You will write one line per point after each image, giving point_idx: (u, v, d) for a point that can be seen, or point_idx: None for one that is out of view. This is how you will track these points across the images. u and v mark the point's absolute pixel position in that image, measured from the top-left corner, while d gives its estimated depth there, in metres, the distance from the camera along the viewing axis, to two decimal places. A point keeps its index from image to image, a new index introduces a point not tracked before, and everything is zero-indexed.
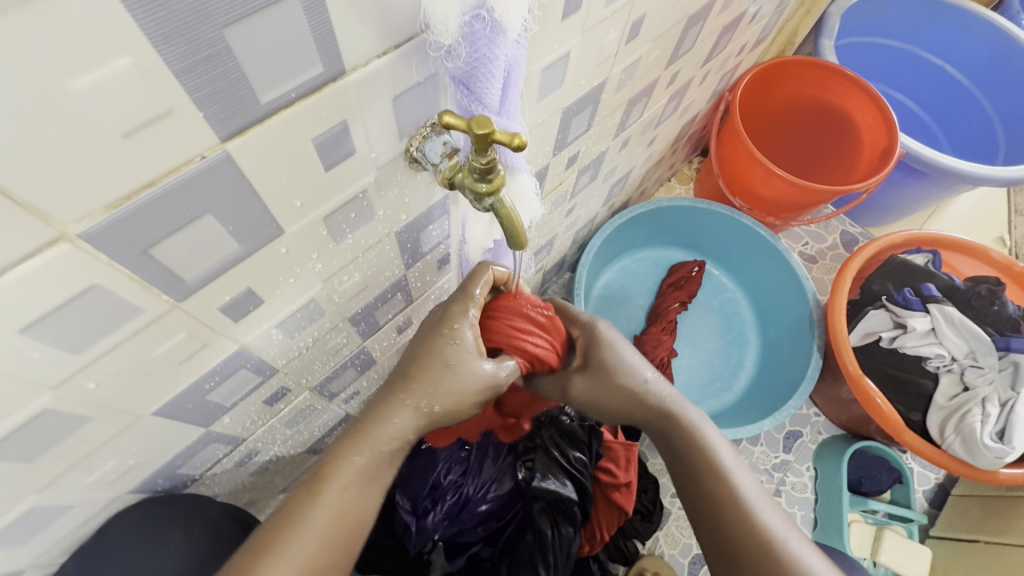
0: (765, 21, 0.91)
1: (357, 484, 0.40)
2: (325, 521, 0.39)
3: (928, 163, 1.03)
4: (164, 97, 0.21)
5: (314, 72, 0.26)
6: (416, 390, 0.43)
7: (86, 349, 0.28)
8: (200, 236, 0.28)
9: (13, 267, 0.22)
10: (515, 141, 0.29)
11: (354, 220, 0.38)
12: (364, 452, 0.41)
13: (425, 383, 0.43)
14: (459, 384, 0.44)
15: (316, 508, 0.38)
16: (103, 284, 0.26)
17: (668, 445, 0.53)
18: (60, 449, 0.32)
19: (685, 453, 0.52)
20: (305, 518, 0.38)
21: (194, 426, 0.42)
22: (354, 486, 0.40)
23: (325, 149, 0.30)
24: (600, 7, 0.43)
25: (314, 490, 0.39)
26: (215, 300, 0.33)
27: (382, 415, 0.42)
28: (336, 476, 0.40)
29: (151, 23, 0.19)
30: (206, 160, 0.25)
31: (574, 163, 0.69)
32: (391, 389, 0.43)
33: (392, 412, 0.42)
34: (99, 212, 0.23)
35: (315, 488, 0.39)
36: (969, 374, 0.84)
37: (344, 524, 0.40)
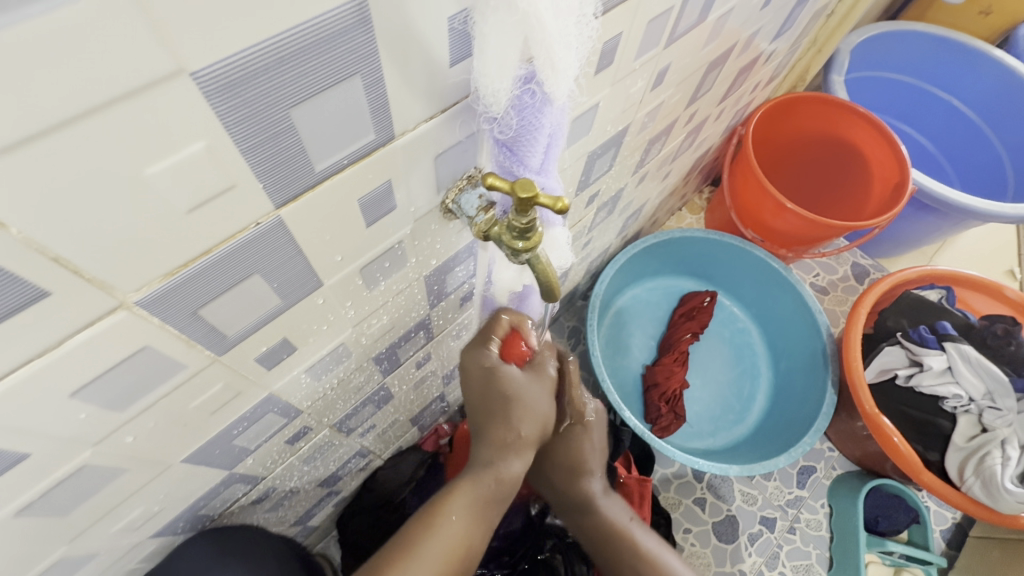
0: (778, 60, 0.93)
1: (468, 517, 0.45)
2: (438, 553, 0.43)
3: (940, 200, 1.04)
4: (230, 173, 0.22)
5: (366, 139, 0.26)
6: (508, 424, 0.46)
7: (128, 407, 0.28)
8: (247, 294, 0.28)
9: (70, 337, 0.22)
10: (558, 205, 0.30)
11: (388, 268, 0.39)
12: (470, 486, 0.46)
13: (515, 415, 0.46)
14: (528, 407, 0.46)
15: (432, 538, 0.43)
16: (154, 345, 0.26)
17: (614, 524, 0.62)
18: (95, 499, 0.32)
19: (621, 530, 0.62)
20: (420, 544, 0.42)
21: (218, 469, 0.42)
22: (463, 521, 0.45)
23: (370, 207, 0.31)
24: (630, 61, 0.44)
25: (430, 523, 0.44)
26: (252, 351, 0.33)
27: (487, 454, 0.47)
28: (446, 508, 0.45)
29: (227, 110, 0.19)
30: (261, 226, 0.25)
31: (594, 201, 0.70)
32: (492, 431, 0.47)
33: (495, 451, 0.47)
34: (156, 280, 0.23)
35: (433, 521, 0.44)
36: (988, 416, 0.83)
37: (452, 559, 0.43)
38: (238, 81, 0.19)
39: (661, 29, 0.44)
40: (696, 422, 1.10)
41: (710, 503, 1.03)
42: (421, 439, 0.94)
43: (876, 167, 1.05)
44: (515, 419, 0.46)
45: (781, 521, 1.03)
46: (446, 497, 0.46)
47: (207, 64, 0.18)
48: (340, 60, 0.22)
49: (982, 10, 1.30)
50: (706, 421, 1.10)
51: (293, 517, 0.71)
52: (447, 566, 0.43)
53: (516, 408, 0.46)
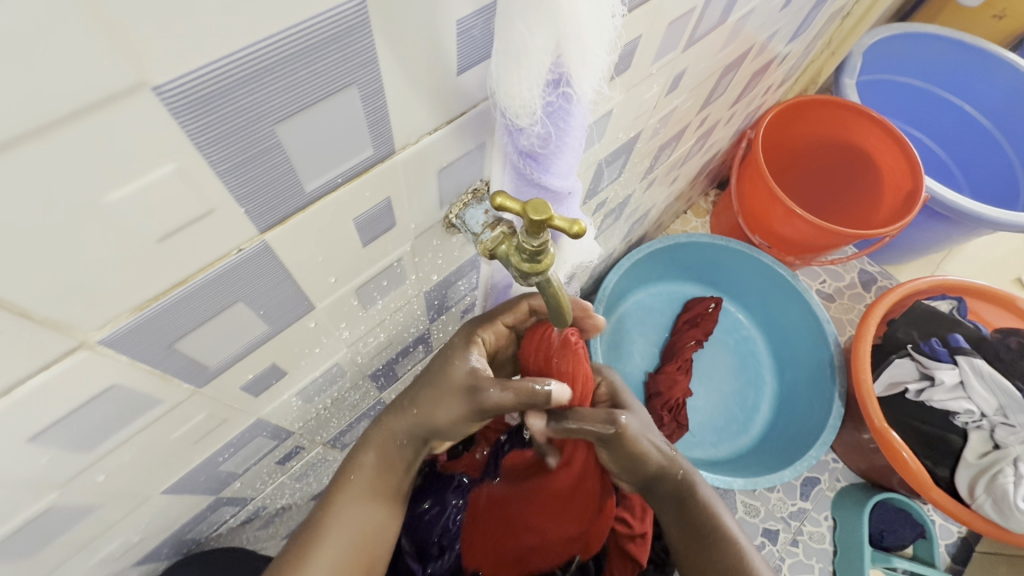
0: (791, 63, 0.90)
1: (367, 495, 0.42)
2: (348, 529, 0.41)
3: (952, 208, 1.01)
4: (205, 199, 0.19)
5: (363, 155, 0.24)
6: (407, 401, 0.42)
7: (98, 446, 0.25)
8: (230, 323, 0.26)
9: (23, 381, 0.19)
10: (575, 228, 0.27)
11: (386, 286, 0.36)
12: (368, 457, 0.42)
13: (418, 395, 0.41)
14: (435, 386, 0.40)
15: (331, 527, 0.40)
16: (124, 382, 0.23)
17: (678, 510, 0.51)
18: (65, 537, 0.30)
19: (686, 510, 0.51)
20: (328, 523, 0.41)
21: (204, 495, 0.40)
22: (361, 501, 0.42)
23: (366, 226, 0.28)
24: (647, 65, 0.41)
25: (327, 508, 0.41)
26: (238, 379, 0.30)
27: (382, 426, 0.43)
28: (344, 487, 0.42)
29: (197, 127, 0.17)
30: (245, 252, 0.23)
31: (601, 208, 0.67)
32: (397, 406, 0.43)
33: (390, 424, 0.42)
34: (124, 315, 0.20)
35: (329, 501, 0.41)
36: (1000, 432, 0.81)
37: (358, 545, 0.41)
38: (214, 95, 0.16)
39: (681, 31, 0.41)
40: (699, 431, 1.08)
41: None
42: None
43: (888, 173, 1.03)
44: (420, 399, 0.41)
45: (783, 534, 1.01)
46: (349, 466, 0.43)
47: (174, 78, 0.15)
48: (333, 68, 0.19)
49: (997, 14, 1.27)
50: (709, 431, 1.08)
51: (285, 531, 0.68)
52: (359, 542, 0.42)
53: (426, 392, 0.41)
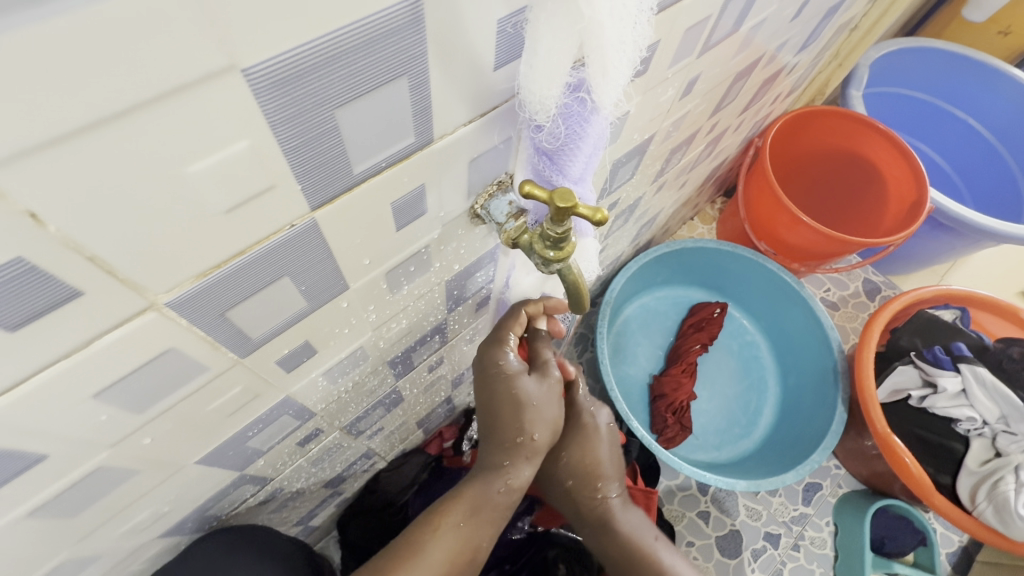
0: (800, 73, 0.92)
1: (470, 526, 0.45)
2: (441, 559, 0.44)
3: (956, 219, 1.03)
4: (269, 174, 0.21)
5: (405, 142, 0.25)
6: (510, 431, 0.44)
7: (148, 409, 0.27)
8: (275, 297, 0.28)
9: (98, 338, 0.21)
10: (597, 215, 0.29)
11: (412, 272, 0.38)
12: (474, 494, 0.45)
13: (512, 422, 0.44)
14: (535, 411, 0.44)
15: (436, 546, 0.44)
16: (179, 347, 0.25)
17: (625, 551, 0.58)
18: (107, 500, 0.31)
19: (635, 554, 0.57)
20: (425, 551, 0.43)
21: (230, 470, 0.41)
22: (465, 529, 0.45)
23: (401, 211, 0.30)
24: (663, 70, 0.43)
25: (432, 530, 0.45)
26: (274, 353, 0.32)
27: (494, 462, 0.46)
28: (449, 513, 0.45)
29: (272, 108, 0.19)
30: (295, 228, 0.24)
31: (613, 209, 0.69)
32: (496, 442, 0.46)
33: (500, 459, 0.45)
34: (188, 281, 0.22)
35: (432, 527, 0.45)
36: (1001, 440, 0.82)
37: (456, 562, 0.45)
38: (289, 78, 0.18)
39: (696, 38, 0.43)
40: (702, 434, 1.09)
41: (715, 517, 1.02)
42: (423, 441, 0.92)
43: (893, 184, 1.05)
44: (528, 428, 0.44)
45: (784, 538, 1.01)
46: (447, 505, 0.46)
47: (260, 61, 0.17)
48: (390, 59, 0.21)
49: (1002, 30, 1.29)
50: (712, 434, 1.09)
51: (296, 517, 0.70)
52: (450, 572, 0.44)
53: (523, 416, 0.44)
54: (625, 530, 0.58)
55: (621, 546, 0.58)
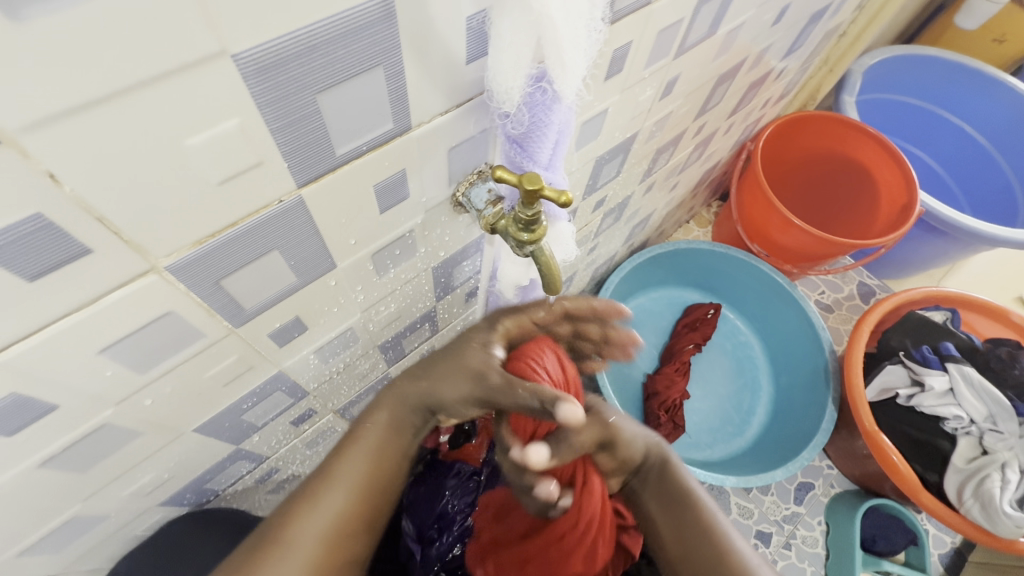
0: (790, 78, 0.94)
1: (366, 464, 0.41)
2: (341, 496, 0.40)
3: (948, 224, 1.03)
4: (258, 151, 0.23)
5: (384, 127, 0.28)
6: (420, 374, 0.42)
7: (150, 369, 0.30)
8: (266, 270, 0.30)
9: (105, 295, 0.24)
10: (562, 198, 0.31)
11: (398, 256, 0.40)
12: (373, 427, 0.42)
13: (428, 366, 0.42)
14: (460, 356, 0.40)
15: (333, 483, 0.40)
16: (178, 310, 0.28)
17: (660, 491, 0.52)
18: (112, 459, 0.34)
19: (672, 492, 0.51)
20: (328, 476, 0.40)
21: (227, 443, 0.44)
22: (362, 466, 0.41)
23: (383, 194, 0.33)
24: (639, 69, 0.45)
25: (331, 466, 0.41)
26: (266, 326, 0.35)
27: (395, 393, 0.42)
28: (352, 448, 0.41)
29: (260, 91, 0.21)
30: (283, 204, 0.27)
31: (601, 206, 0.72)
32: (402, 379, 0.43)
33: (400, 392, 0.42)
34: (186, 247, 0.25)
35: (331, 466, 0.41)
36: (989, 438, 0.83)
37: (361, 508, 0.40)
38: (274, 65, 0.21)
39: (671, 39, 0.46)
40: (695, 433, 1.10)
41: None
42: None
43: (885, 187, 1.06)
44: (434, 371, 0.41)
45: (776, 537, 1.02)
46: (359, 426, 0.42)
47: (247, 48, 0.20)
48: (366, 50, 0.24)
49: (996, 39, 1.30)
50: (705, 433, 1.10)
51: None
52: (354, 502, 0.40)
53: (443, 365, 0.41)
54: (688, 481, 0.52)
55: (676, 505, 0.51)
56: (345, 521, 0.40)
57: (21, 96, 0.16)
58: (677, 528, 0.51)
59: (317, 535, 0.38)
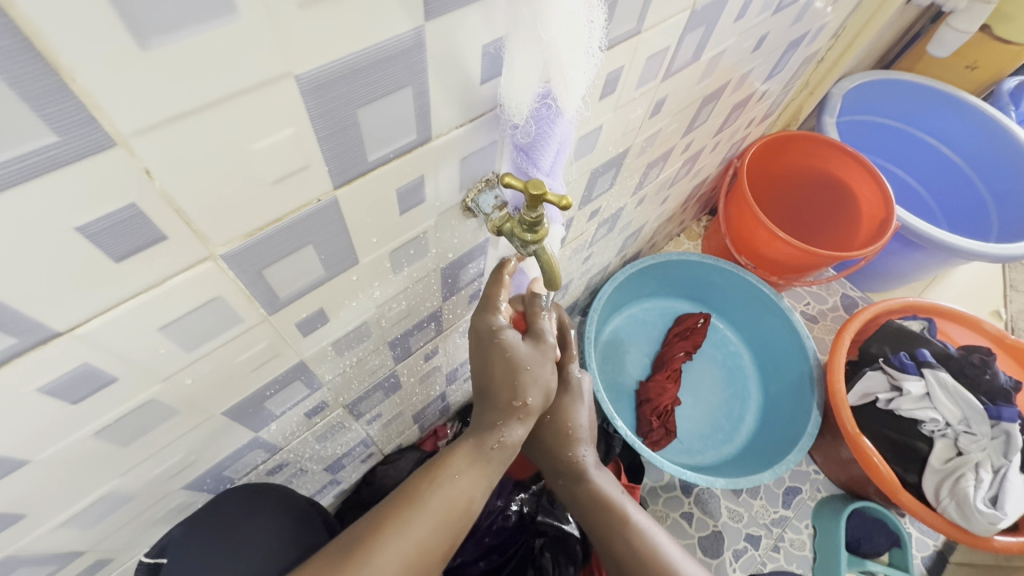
0: (772, 99, 1.00)
1: (468, 480, 0.47)
2: (439, 507, 0.45)
3: (925, 237, 1.08)
4: (306, 156, 0.27)
5: (409, 138, 0.32)
6: (507, 395, 0.46)
7: (195, 349, 0.33)
8: (300, 262, 0.34)
9: (171, 278, 0.27)
10: (563, 202, 0.35)
11: (412, 256, 0.44)
12: (470, 448, 0.48)
13: (509, 387, 0.46)
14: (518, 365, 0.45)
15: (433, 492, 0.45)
16: (224, 296, 0.31)
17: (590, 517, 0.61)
18: (151, 436, 0.37)
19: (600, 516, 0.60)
20: (423, 498, 0.45)
21: (248, 430, 0.47)
22: (465, 480, 0.47)
23: (404, 197, 0.37)
24: (630, 90, 0.50)
25: (432, 478, 0.46)
26: (294, 316, 0.38)
27: (489, 417, 0.47)
28: (450, 463, 0.47)
29: (314, 105, 0.25)
30: (320, 203, 0.31)
31: (595, 216, 0.76)
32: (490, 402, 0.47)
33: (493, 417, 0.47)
34: (239, 239, 0.29)
35: (432, 478, 0.46)
36: (963, 440, 0.87)
37: (452, 516, 0.45)
38: (327, 83, 0.25)
39: (659, 64, 0.51)
40: (686, 439, 1.14)
41: (697, 518, 1.06)
42: (419, 439, 0.99)
43: (864, 203, 1.12)
44: (520, 391, 0.46)
45: (766, 539, 1.05)
46: (452, 452, 0.48)
47: (308, 69, 0.24)
48: (400, 73, 0.28)
49: (968, 65, 1.38)
50: (696, 439, 1.14)
51: None
52: (447, 523, 0.45)
53: (520, 380, 0.45)
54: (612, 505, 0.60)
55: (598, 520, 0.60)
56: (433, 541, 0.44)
57: (137, 107, 0.20)
58: (601, 537, 0.60)
59: (413, 551, 0.43)
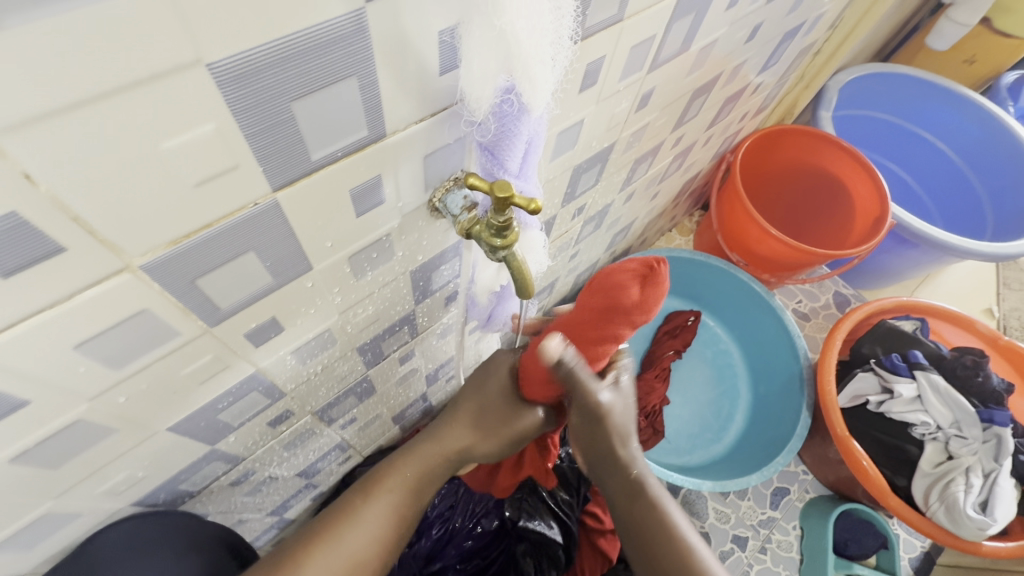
0: (766, 92, 0.97)
1: (388, 517, 0.47)
2: (357, 543, 0.45)
3: (919, 235, 1.05)
4: (233, 156, 0.24)
5: (359, 134, 0.29)
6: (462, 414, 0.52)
7: (124, 366, 0.30)
8: (242, 270, 0.31)
9: (79, 292, 0.24)
10: (531, 206, 0.32)
11: (376, 259, 0.41)
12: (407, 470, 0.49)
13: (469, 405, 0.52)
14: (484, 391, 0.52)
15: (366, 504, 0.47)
16: (153, 309, 0.28)
17: (630, 540, 0.49)
18: (85, 456, 0.34)
19: (641, 543, 0.48)
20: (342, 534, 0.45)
21: (202, 443, 0.44)
22: (382, 511, 0.47)
23: (359, 197, 0.33)
24: (614, 82, 0.47)
25: (369, 491, 0.47)
26: (242, 326, 0.35)
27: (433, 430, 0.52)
28: (386, 479, 0.48)
29: (234, 97, 0.22)
30: (258, 206, 0.28)
31: (581, 214, 0.73)
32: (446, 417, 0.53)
33: (441, 431, 0.52)
34: (161, 247, 0.25)
35: (354, 510, 0.46)
36: (954, 444, 0.86)
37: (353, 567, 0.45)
38: (248, 73, 0.22)
39: (644, 54, 0.47)
40: (674, 438, 1.14)
41: None
42: (401, 439, 0.94)
43: (858, 200, 1.10)
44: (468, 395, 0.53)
45: (752, 541, 1.03)
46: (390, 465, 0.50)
47: (221, 55, 0.20)
48: (341, 59, 0.25)
49: (966, 59, 1.34)
50: (683, 438, 1.14)
51: (269, 507, 0.72)
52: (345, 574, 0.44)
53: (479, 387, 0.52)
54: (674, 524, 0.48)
55: (642, 549, 0.48)
56: (374, 554, 0.46)
57: None
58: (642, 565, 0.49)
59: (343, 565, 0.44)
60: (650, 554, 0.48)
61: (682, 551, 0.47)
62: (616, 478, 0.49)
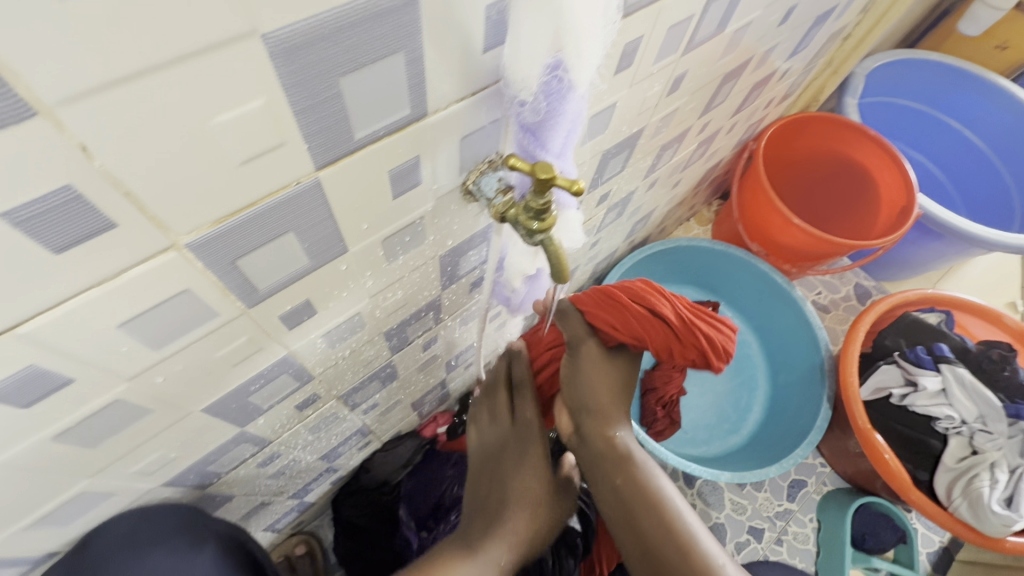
0: (793, 79, 0.95)
1: None
2: None
3: (946, 226, 1.03)
4: (280, 133, 0.24)
5: (402, 113, 0.28)
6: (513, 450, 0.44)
7: (164, 346, 0.30)
8: (280, 250, 0.31)
9: (126, 270, 0.24)
10: (574, 187, 0.31)
11: (408, 243, 0.41)
12: None
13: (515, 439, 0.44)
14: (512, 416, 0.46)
15: None
16: (194, 289, 0.28)
17: (614, 495, 0.51)
18: (122, 435, 0.35)
19: (626, 498, 0.50)
20: None
21: (233, 425, 0.44)
22: None
23: (397, 178, 0.33)
24: (649, 64, 0.46)
25: None
26: (277, 308, 0.35)
27: None
28: None
29: (285, 71, 0.22)
30: (301, 185, 0.27)
31: (604, 201, 0.72)
32: None
33: None
34: (206, 226, 0.25)
35: None
36: (978, 439, 0.85)
37: None
38: (300, 46, 0.21)
39: (681, 35, 0.46)
40: (691, 428, 1.13)
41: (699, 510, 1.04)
42: (420, 425, 0.94)
43: (884, 189, 1.08)
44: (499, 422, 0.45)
45: (768, 532, 1.03)
46: None
47: (276, 27, 0.20)
48: (389, 33, 0.24)
49: (999, 45, 1.30)
50: (701, 429, 1.13)
51: (291, 490, 0.73)
52: None
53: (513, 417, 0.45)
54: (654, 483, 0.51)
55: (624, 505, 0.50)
56: None
57: (54, 70, 0.16)
58: (623, 522, 0.51)
59: None
60: (630, 514, 0.50)
61: (659, 503, 0.50)
62: (596, 440, 0.52)
